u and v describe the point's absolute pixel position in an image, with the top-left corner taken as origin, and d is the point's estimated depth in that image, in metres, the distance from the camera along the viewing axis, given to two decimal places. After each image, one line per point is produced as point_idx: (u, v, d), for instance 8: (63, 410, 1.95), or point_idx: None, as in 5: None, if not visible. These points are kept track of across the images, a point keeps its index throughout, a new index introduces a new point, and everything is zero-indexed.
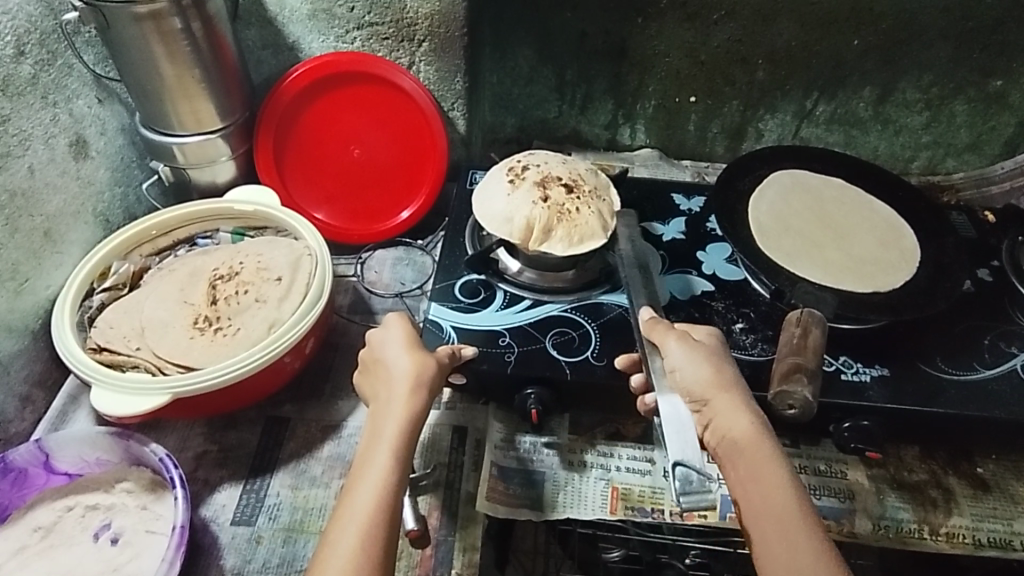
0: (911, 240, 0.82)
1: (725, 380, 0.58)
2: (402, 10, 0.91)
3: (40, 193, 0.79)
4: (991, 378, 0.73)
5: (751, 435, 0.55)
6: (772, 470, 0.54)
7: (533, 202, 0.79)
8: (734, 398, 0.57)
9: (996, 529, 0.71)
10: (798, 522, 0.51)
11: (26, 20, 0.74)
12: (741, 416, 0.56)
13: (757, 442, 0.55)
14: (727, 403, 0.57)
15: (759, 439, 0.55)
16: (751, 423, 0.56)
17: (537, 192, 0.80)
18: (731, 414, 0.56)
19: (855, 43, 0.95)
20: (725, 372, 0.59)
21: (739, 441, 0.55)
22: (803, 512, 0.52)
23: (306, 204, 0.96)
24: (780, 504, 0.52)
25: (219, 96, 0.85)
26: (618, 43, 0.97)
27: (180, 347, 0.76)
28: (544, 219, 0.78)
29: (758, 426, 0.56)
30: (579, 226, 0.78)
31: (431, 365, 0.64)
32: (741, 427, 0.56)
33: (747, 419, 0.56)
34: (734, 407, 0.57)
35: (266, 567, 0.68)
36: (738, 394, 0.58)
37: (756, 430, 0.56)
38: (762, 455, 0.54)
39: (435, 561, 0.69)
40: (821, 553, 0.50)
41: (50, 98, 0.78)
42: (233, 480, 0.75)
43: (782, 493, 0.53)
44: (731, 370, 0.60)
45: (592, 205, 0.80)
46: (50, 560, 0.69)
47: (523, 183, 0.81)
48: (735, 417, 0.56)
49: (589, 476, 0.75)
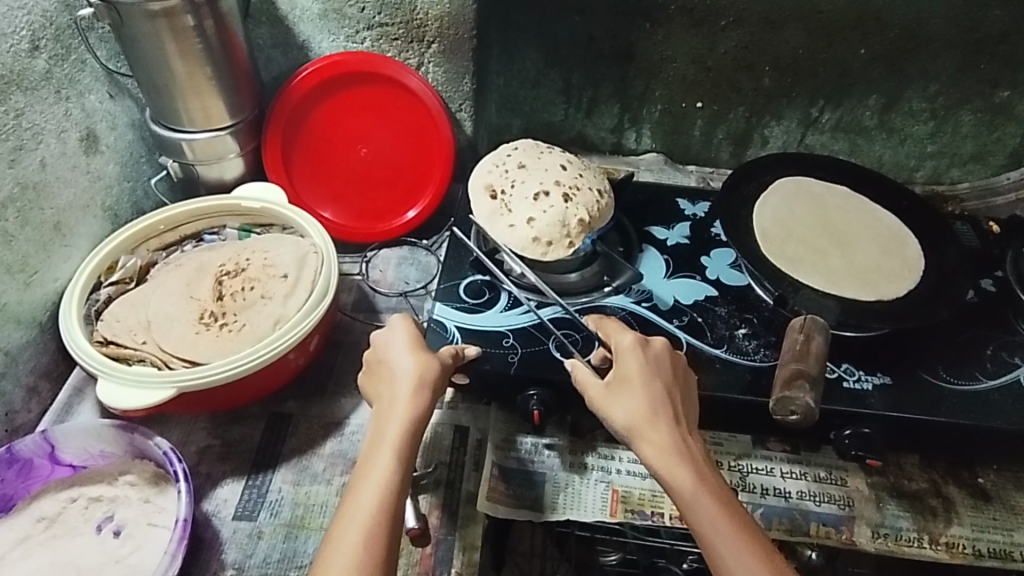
0: (916, 249, 0.83)
1: (637, 409, 0.60)
2: (413, 11, 0.91)
3: (52, 186, 0.79)
4: (993, 389, 0.73)
5: (667, 460, 0.57)
6: (689, 495, 0.55)
7: (567, 202, 0.81)
8: (646, 430, 0.59)
9: (996, 540, 0.71)
10: (730, 542, 0.52)
11: (41, 15, 0.75)
12: (655, 445, 0.58)
13: (673, 465, 0.56)
14: (641, 437, 0.59)
15: (672, 463, 0.56)
16: (663, 448, 0.57)
17: (565, 191, 0.82)
18: (645, 447, 0.58)
19: (862, 52, 0.95)
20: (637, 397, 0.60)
21: (658, 473, 0.57)
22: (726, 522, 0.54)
23: (315, 204, 0.97)
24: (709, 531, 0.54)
25: (229, 93, 0.85)
26: (625, 48, 0.97)
27: (186, 341, 0.76)
28: (564, 217, 0.80)
29: (670, 448, 0.57)
30: (531, 218, 0.80)
31: (434, 366, 0.64)
32: (656, 457, 0.57)
33: (658, 446, 0.58)
34: (646, 437, 0.58)
35: (267, 562, 0.68)
36: (650, 420, 0.59)
37: (668, 454, 0.57)
38: (679, 483, 0.56)
39: (435, 560, 0.70)
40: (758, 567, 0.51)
41: (63, 92, 0.79)
42: (235, 475, 0.75)
43: (705, 514, 0.54)
44: (644, 389, 0.61)
45: (503, 195, 0.83)
46: (52, 551, 0.69)
47: (568, 185, 0.83)
48: (648, 450, 0.58)
49: (590, 477, 0.75)
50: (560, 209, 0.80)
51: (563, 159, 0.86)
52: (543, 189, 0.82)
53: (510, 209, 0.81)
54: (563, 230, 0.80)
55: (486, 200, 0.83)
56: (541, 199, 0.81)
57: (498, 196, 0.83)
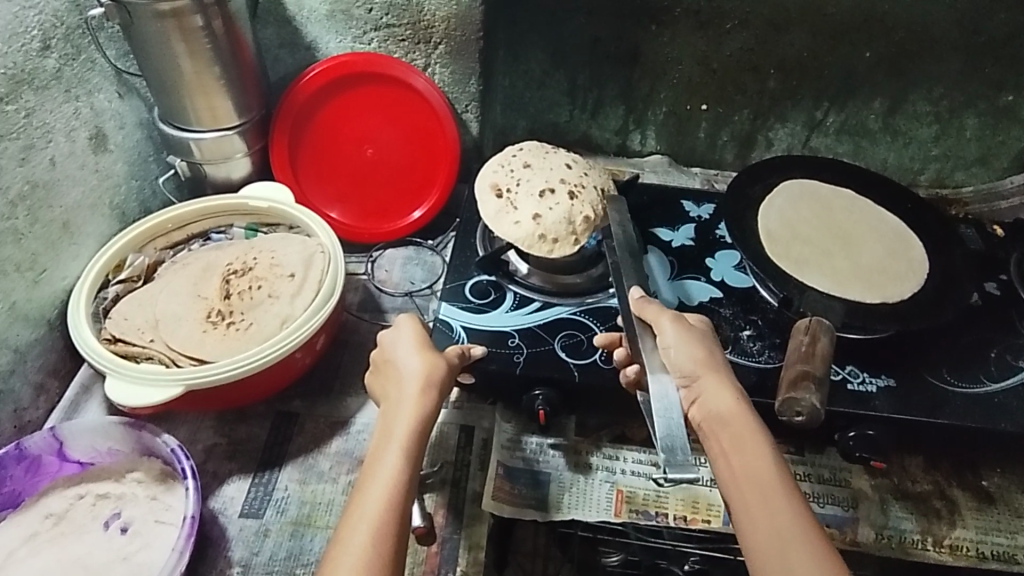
0: (920, 252, 0.83)
1: (718, 361, 0.61)
2: (421, 12, 0.91)
3: (61, 185, 0.80)
4: (998, 392, 0.73)
5: (741, 408, 0.57)
6: (754, 440, 0.55)
7: (572, 200, 0.81)
8: (722, 377, 0.59)
9: (1000, 543, 0.71)
10: (782, 491, 0.53)
11: (52, 14, 0.75)
12: (733, 391, 0.58)
13: (745, 415, 0.57)
14: (715, 379, 0.59)
15: (744, 413, 0.57)
16: (739, 398, 0.58)
17: (571, 190, 0.81)
18: (719, 389, 0.58)
19: (866, 55, 0.96)
20: (715, 355, 0.61)
21: (729, 414, 0.57)
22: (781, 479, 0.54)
23: (320, 203, 0.97)
24: (763, 473, 0.53)
25: (237, 93, 0.85)
26: (631, 49, 0.98)
27: (193, 340, 0.77)
28: (570, 215, 0.80)
29: (745, 402, 0.58)
30: (538, 215, 0.79)
31: (441, 365, 0.65)
32: (730, 401, 0.57)
33: (735, 394, 0.58)
34: (723, 382, 0.59)
35: (274, 560, 0.69)
36: (726, 373, 0.60)
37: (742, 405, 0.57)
38: (750, 428, 0.56)
39: (441, 559, 0.70)
40: (805, 520, 0.51)
41: (72, 92, 0.79)
42: (242, 473, 0.76)
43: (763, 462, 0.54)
44: (719, 355, 0.62)
45: (509, 194, 0.82)
46: (60, 548, 0.70)
47: (573, 183, 0.82)
48: (724, 392, 0.58)
49: (594, 478, 0.75)
50: (566, 207, 0.80)
51: (565, 158, 0.86)
52: (550, 187, 0.81)
53: (516, 206, 0.80)
54: (570, 227, 0.79)
55: (492, 199, 0.82)
56: (548, 196, 0.80)
57: (504, 194, 0.82)
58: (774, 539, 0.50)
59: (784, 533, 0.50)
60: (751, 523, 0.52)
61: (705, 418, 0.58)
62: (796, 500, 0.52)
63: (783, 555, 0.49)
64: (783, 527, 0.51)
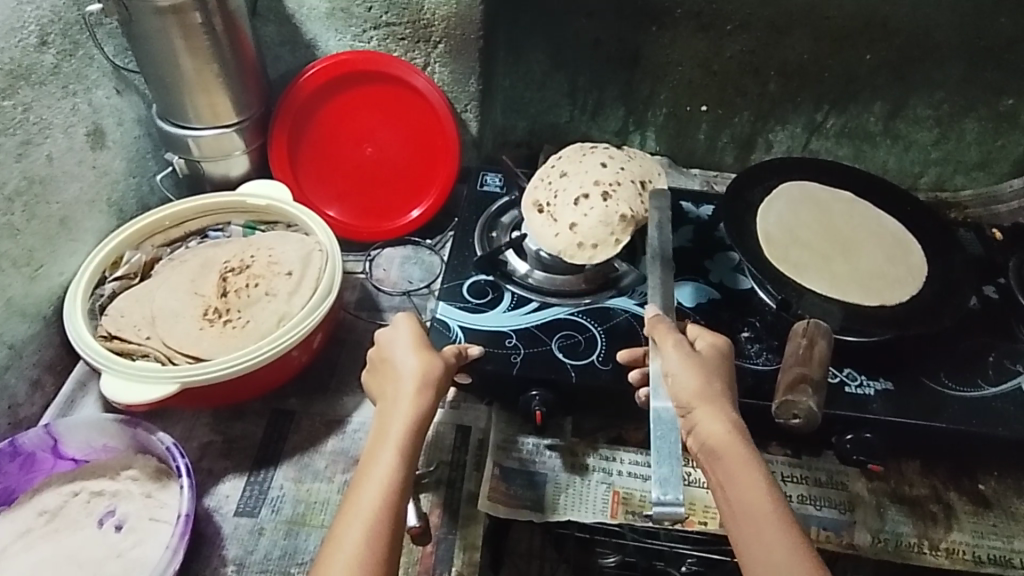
0: (919, 256, 0.83)
1: (716, 389, 0.59)
2: (420, 11, 0.91)
3: (58, 180, 0.79)
4: (995, 396, 0.73)
5: (732, 438, 0.56)
6: (748, 473, 0.54)
7: (607, 200, 0.80)
8: (715, 405, 0.57)
9: (997, 547, 0.71)
10: (775, 523, 0.52)
11: (51, 10, 0.75)
12: (726, 423, 0.57)
13: (736, 446, 0.56)
14: (708, 409, 0.57)
15: (736, 443, 0.56)
16: (732, 429, 0.57)
17: (605, 191, 0.81)
18: (711, 419, 0.57)
19: (867, 58, 0.95)
20: (715, 382, 0.60)
21: (719, 447, 0.56)
22: (777, 511, 0.53)
23: (319, 202, 0.97)
24: (758, 508, 0.53)
25: (236, 90, 0.85)
26: (631, 51, 0.98)
27: (190, 337, 0.77)
28: (607, 216, 0.80)
29: (738, 432, 0.57)
30: (575, 221, 0.80)
31: (438, 364, 0.64)
32: (721, 433, 0.56)
33: (726, 424, 0.56)
34: (714, 412, 0.57)
35: (268, 558, 0.69)
36: (720, 398, 0.58)
37: (735, 435, 0.56)
38: (742, 460, 0.55)
39: (436, 559, 0.70)
40: (796, 552, 0.51)
41: (70, 88, 0.79)
42: (237, 471, 0.75)
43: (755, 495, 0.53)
44: (720, 379, 0.60)
45: (550, 207, 0.82)
46: (54, 544, 0.70)
47: (608, 183, 0.82)
48: (716, 423, 0.56)
49: (591, 479, 0.75)
50: (602, 209, 0.80)
51: (601, 157, 0.85)
52: (583, 192, 0.81)
53: (556, 217, 0.81)
54: (607, 228, 0.79)
55: (535, 215, 0.82)
56: (582, 202, 0.81)
57: (544, 208, 0.82)
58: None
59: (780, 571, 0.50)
60: (745, 559, 0.52)
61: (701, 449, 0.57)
62: (788, 533, 0.51)
63: None
64: (774, 563, 0.50)
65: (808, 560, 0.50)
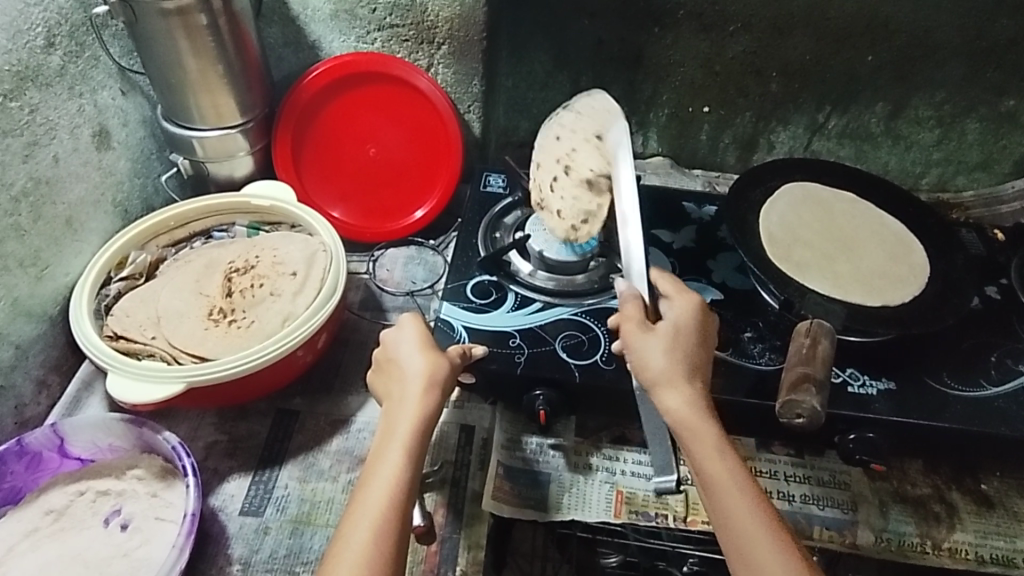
0: (921, 255, 0.83)
1: (674, 366, 0.60)
2: (424, 12, 0.92)
3: (64, 181, 0.80)
4: (998, 396, 0.73)
5: (693, 416, 0.58)
6: (704, 450, 0.57)
7: (570, 173, 0.80)
8: (672, 386, 0.60)
9: (999, 546, 0.71)
10: (732, 497, 0.55)
11: (57, 12, 0.76)
12: (682, 399, 0.59)
13: (693, 424, 0.58)
14: (665, 390, 0.60)
15: (693, 421, 0.58)
16: (691, 406, 0.59)
17: (565, 166, 0.80)
18: (668, 400, 0.59)
19: (869, 59, 0.96)
20: (676, 357, 0.61)
21: (675, 427, 0.58)
22: (735, 483, 0.55)
23: (323, 203, 0.97)
24: (716, 483, 0.55)
25: (240, 92, 0.86)
26: (634, 51, 0.98)
27: (195, 337, 0.77)
28: (580, 190, 0.80)
29: (698, 408, 0.59)
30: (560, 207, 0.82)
31: (444, 365, 0.65)
32: (677, 414, 0.59)
33: (683, 404, 0.59)
34: (671, 393, 0.59)
35: (274, 558, 0.69)
36: (679, 376, 0.60)
37: (692, 413, 0.58)
38: (700, 438, 0.57)
39: (441, 558, 0.70)
40: (751, 524, 0.53)
41: (76, 89, 0.79)
42: (242, 470, 0.76)
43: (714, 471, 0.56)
44: (682, 354, 0.61)
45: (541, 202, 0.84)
46: (60, 543, 0.70)
47: (565, 154, 0.80)
48: (672, 403, 0.59)
49: (594, 478, 0.75)
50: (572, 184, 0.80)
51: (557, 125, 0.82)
52: (551, 176, 0.82)
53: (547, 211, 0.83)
54: (587, 201, 0.80)
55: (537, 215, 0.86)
56: (555, 187, 0.82)
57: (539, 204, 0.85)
58: (732, 546, 0.53)
59: (737, 542, 0.53)
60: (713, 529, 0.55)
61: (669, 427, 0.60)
62: (744, 506, 0.54)
63: (739, 561, 0.52)
64: (732, 534, 0.53)
65: (765, 530, 0.53)
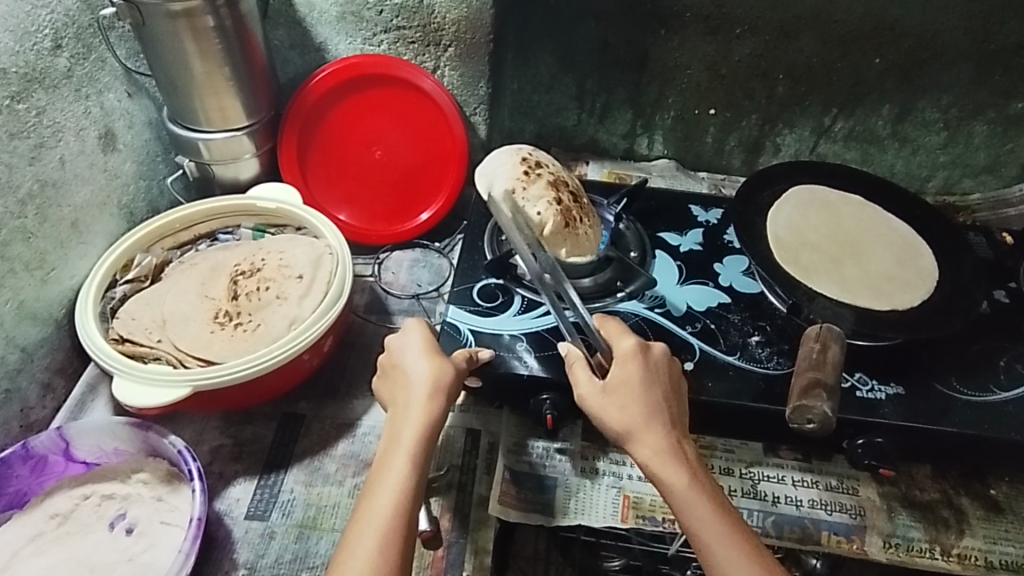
0: (929, 259, 0.83)
1: (631, 417, 0.60)
2: (431, 14, 0.91)
3: (70, 183, 0.80)
4: (1008, 401, 0.73)
5: (661, 463, 0.58)
6: (680, 499, 0.57)
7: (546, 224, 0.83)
8: (639, 432, 0.60)
9: (1009, 552, 0.71)
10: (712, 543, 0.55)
11: (64, 14, 0.76)
12: (648, 451, 0.59)
13: (663, 471, 0.58)
14: (634, 439, 0.60)
15: (663, 467, 0.58)
16: (658, 451, 0.59)
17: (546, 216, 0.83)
18: (639, 450, 0.59)
19: (876, 61, 0.95)
20: (627, 407, 0.61)
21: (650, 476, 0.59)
22: (716, 526, 0.55)
23: (328, 204, 0.97)
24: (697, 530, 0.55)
25: (247, 94, 0.85)
26: (640, 54, 0.98)
27: (201, 340, 0.77)
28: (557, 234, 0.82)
29: (665, 451, 0.59)
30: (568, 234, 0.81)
31: (449, 371, 0.64)
32: (648, 461, 0.59)
33: (652, 451, 0.59)
34: (638, 441, 0.60)
35: (279, 563, 0.68)
36: (644, 423, 0.60)
37: (661, 460, 0.58)
38: (670, 484, 0.57)
39: (447, 563, 0.70)
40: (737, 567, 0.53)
41: (82, 91, 0.79)
42: (247, 474, 0.75)
43: (691, 517, 0.56)
44: (641, 398, 0.61)
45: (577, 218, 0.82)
46: (65, 548, 0.70)
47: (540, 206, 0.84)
48: (641, 453, 0.59)
49: (601, 483, 0.75)
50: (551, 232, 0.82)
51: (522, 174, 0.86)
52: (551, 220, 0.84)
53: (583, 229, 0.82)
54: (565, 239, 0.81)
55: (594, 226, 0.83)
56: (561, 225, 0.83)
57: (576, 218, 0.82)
58: None
59: None
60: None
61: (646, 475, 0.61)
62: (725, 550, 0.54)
63: None
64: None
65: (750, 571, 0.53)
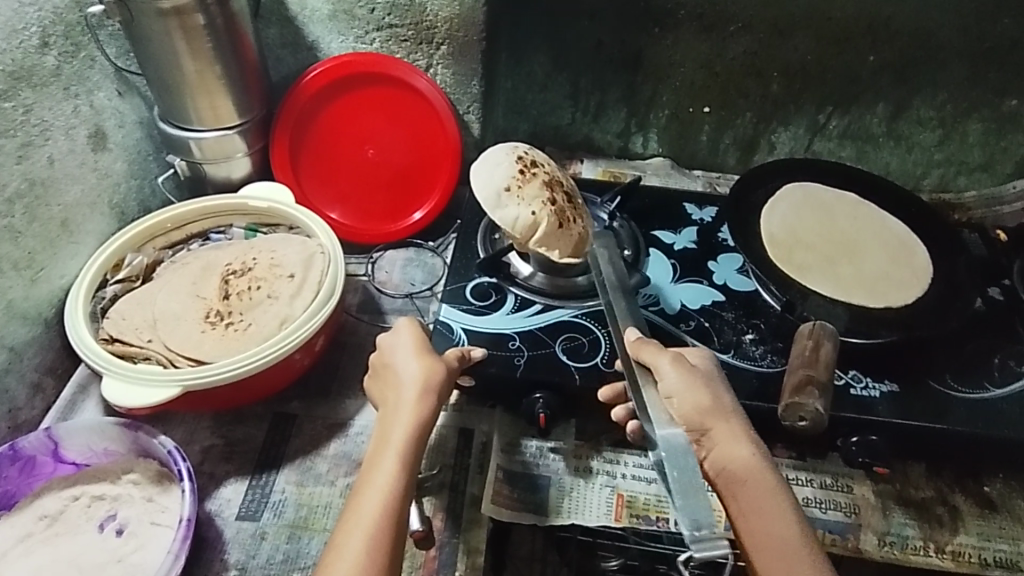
0: (923, 257, 0.82)
1: (727, 414, 0.59)
2: (423, 12, 0.91)
3: (59, 182, 0.79)
4: (1001, 398, 0.73)
5: (757, 467, 0.56)
6: (775, 505, 0.54)
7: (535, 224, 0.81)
8: (736, 430, 0.58)
9: (1003, 549, 0.71)
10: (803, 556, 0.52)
11: (51, 11, 0.75)
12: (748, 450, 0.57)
13: (761, 473, 0.56)
14: (732, 435, 0.58)
15: (760, 470, 0.56)
16: (756, 456, 0.57)
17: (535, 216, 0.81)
18: (737, 445, 0.57)
19: (870, 59, 0.95)
20: (721, 402, 0.60)
21: (745, 473, 0.55)
22: (803, 542, 0.53)
23: (321, 204, 0.97)
24: (788, 540, 0.53)
25: (238, 93, 0.85)
26: (633, 52, 0.97)
27: (192, 340, 0.76)
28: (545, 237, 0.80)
29: (760, 457, 0.57)
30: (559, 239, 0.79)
31: (440, 371, 0.64)
32: (744, 459, 0.56)
33: (752, 452, 0.57)
34: (733, 437, 0.57)
35: (270, 564, 0.68)
36: (738, 424, 0.59)
37: (760, 463, 0.56)
38: (768, 488, 0.55)
39: (439, 563, 0.69)
40: None
41: (71, 89, 0.79)
42: (238, 475, 0.75)
43: (784, 526, 0.53)
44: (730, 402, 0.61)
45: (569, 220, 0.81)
46: (54, 549, 0.69)
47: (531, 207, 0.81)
48: (739, 448, 0.57)
49: (594, 482, 0.75)
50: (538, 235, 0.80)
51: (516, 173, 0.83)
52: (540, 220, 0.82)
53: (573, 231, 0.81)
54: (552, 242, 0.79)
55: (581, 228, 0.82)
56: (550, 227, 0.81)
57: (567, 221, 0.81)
58: None
59: None
60: None
61: (716, 476, 0.57)
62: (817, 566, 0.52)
63: None
64: None
65: None
